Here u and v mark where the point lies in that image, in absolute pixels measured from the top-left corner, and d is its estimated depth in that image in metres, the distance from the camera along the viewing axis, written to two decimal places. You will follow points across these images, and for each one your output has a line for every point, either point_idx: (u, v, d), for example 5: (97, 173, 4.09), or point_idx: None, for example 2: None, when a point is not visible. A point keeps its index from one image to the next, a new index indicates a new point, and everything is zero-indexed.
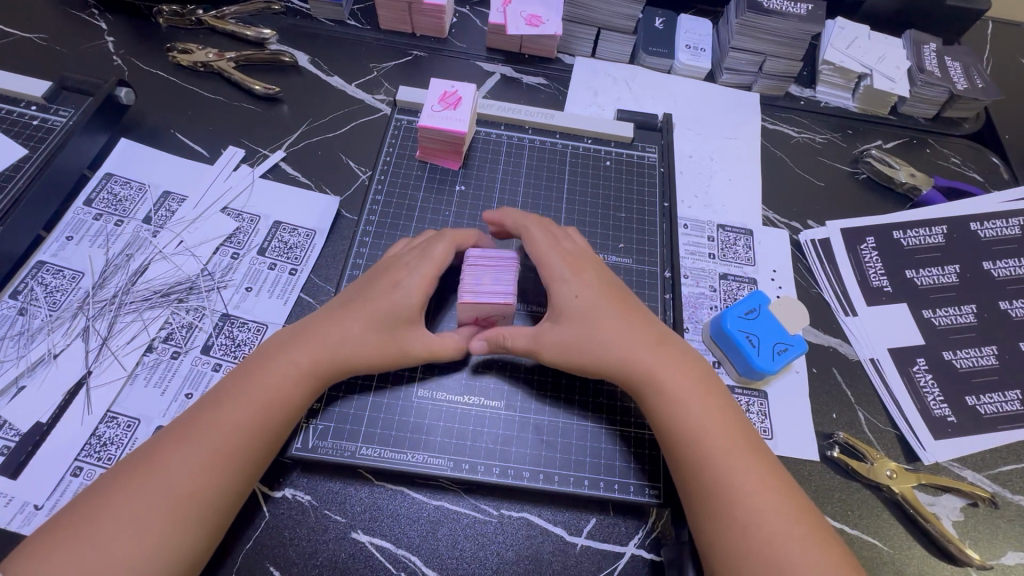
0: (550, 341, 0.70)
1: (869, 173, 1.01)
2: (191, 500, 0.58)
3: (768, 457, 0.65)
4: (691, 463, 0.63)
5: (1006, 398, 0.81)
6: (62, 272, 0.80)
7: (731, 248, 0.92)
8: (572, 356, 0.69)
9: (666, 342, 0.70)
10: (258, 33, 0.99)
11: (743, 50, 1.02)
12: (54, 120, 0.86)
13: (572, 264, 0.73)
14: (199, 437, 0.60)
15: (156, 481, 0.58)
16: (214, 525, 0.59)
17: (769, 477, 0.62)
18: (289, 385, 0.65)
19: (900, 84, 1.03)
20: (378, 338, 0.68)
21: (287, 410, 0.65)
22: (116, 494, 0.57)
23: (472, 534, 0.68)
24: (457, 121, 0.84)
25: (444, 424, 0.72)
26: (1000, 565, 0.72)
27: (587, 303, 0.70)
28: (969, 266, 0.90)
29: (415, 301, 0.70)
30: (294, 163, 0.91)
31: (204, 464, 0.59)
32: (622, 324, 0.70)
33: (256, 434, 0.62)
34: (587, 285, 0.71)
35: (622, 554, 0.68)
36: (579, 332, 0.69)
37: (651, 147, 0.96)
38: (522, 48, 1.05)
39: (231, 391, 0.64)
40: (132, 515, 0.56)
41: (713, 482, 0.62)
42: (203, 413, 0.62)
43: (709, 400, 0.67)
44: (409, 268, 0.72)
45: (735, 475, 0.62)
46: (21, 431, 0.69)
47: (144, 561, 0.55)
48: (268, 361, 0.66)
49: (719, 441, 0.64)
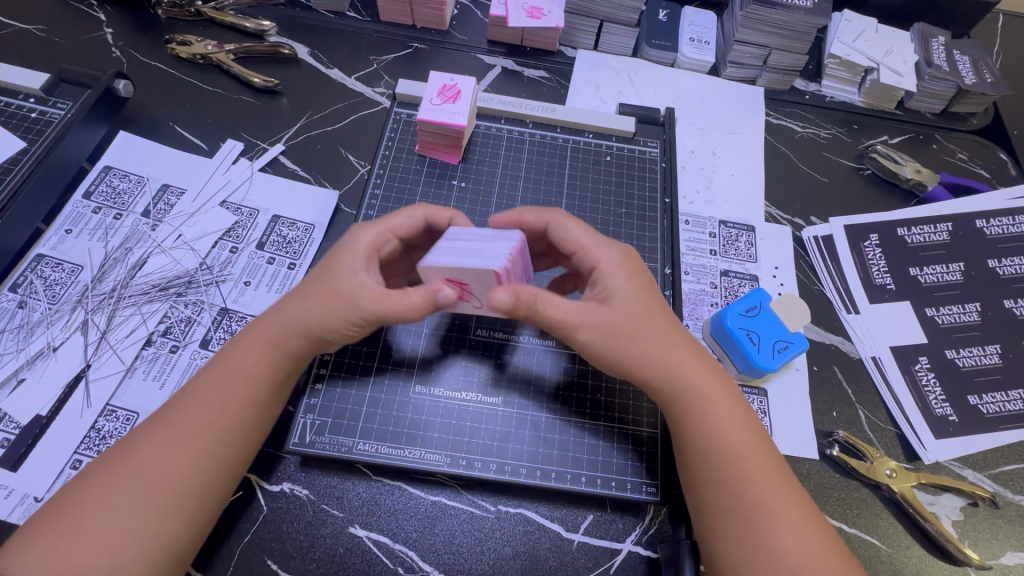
0: (586, 319, 0.64)
1: (874, 169, 0.99)
2: (160, 490, 0.57)
3: (792, 479, 0.63)
4: (715, 485, 0.62)
5: (1009, 397, 0.81)
6: (61, 265, 0.80)
7: (733, 245, 0.91)
8: (609, 360, 0.66)
9: (696, 350, 0.68)
10: (258, 24, 0.99)
11: (747, 43, 1.01)
12: (52, 113, 0.85)
13: (596, 242, 0.70)
14: (168, 426, 0.60)
15: (132, 469, 0.58)
16: (195, 517, 0.59)
17: (795, 501, 0.61)
18: (252, 369, 0.64)
19: (907, 78, 1.01)
20: (315, 298, 0.64)
21: (253, 396, 0.63)
22: (97, 483, 0.57)
23: (469, 529, 0.68)
24: (456, 114, 0.83)
25: (441, 420, 0.72)
26: (998, 566, 0.72)
27: (625, 305, 0.66)
28: (974, 265, 0.89)
29: (359, 252, 0.65)
30: (293, 156, 0.90)
31: (179, 453, 0.59)
32: (661, 331, 0.67)
33: (233, 423, 0.62)
34: (629, 281, 0.68)
35: (620, 551, 0.68)
36: (614, 332, 0.65)
37: (653, 142, 0.95)
38: (524, 40, 1.04)
39: (204, 379, 0.63)
40: (112, 505, 0.56)
41: (746, 505, 0.60)
42: (176, 404, 0.62)
43: (741, 419, 0.65)
44: (356, 227, 0.68)
45: (768, 498, 0.60)
46: (21, 424, 0.69)
47: (118, 551, 0.55)
48: (235, 347, 0.65)
49: (751, 461, 0.62)
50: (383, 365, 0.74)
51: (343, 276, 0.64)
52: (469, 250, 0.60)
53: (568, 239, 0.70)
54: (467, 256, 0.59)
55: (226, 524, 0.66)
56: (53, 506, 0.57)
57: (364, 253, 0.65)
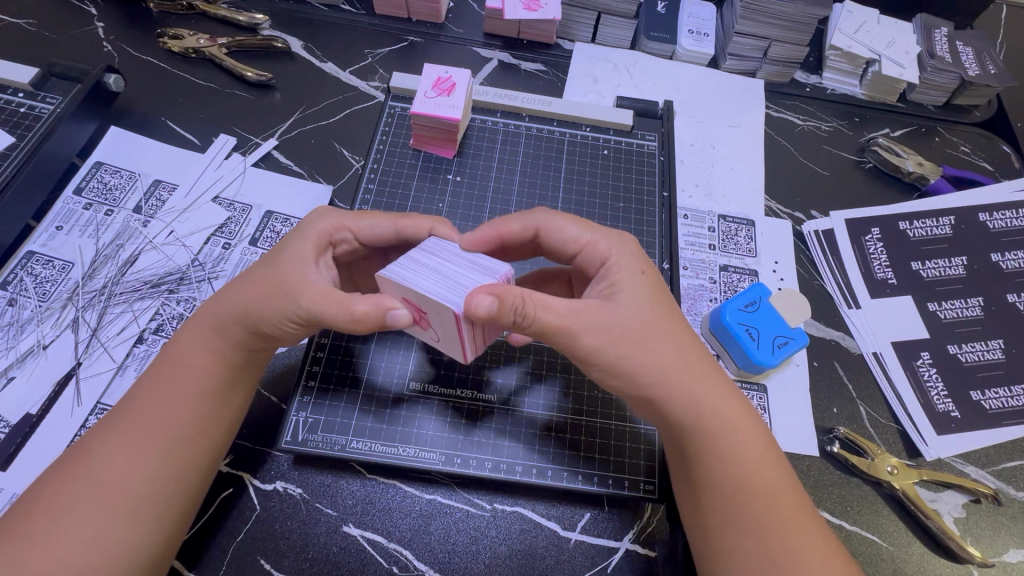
0: (590, 322, 0.61)
1: (875, 162, 0.98)
2: (119, 491, 0.57)
3: (809, 506, 0.61)
4: (734, 518, 0.60)
5: (1012, 393, 0.79)
6: (51, 263, 0.79)
7: (732, 239, 0.90)
8: (621, 374, 0.62)
9: (711, 365, 0.65)
10: (250, 18, 0.97)
11: (747, 35, 1.00)
12: (41, 108, 0.84)
13: (595, 239, 0.68)
14: (125, 428, 0.60)
15: (87, 473, 0.57)
16: (156, 521, 0.57)
17: (812, 526, 0.59)
18: (206, 365, 0.63)
19: (909, 70, 1.00)
20: (256, 284, 0.62)
21: (207, 393, 0.62)
22: (53, 489, 0.56)
23: (465, 528, 0.67)
24: (450, 108, 0.82)
25: (436, 419, 0.71)
26: (1001, 564, 0.70)
27: (638, 315, 0.63)
28: (977, 259, 0.88)
29: (309, 242, 0.65)
30: (287, 151, 0.89)
31: (136, 455, 0.58)
32: (677, 355, 0.63)
33: (189, 422, 0.61)
34: (641, 297, 0.64)
35: (617, 550, 0.67)
36: (625, 340, 0.61)
37: (651, 135, 0.94)
38: (520, 33, 1.03)
39: (158, 381, 0.63)
40: (69, 509, 0.55)
41: (765, 544, 0.58)
42: (132, 404, 0.61)
43: (758, 449, 0.62)
44: (318, 217, 0.68)
45: (787, 537, 0.58)
46: (10, 423, 0.68)
47: (81, 555, 0.54)
48: (184, 345, 0.65)
49: (771, 497, 0.60)
50: (379, 368, 0.73)
51: (289, 268, 0.62)
52: (439, 278, 0.57)
53: (569, 237, 0.69)
54: (435, 284, 0.56)
55: (215, 524, 0.65)
56: (28, 506, 0.56)
57: (314, 244, 0.65)
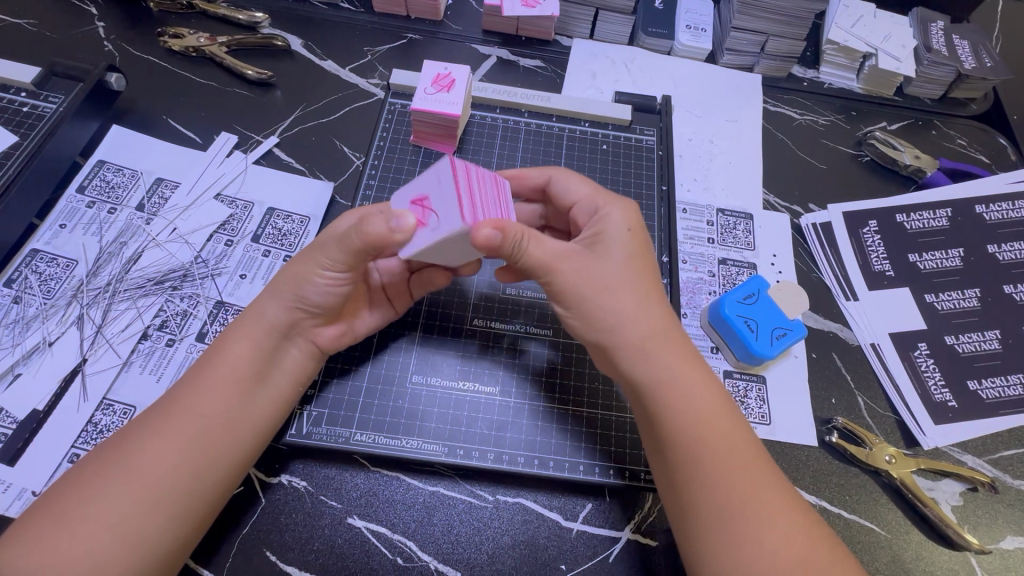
0: (571, 263, 0.63)
1: (873, 155, 0.99)
2: (144, 484, 0.57)
3: (766, 457, 0.62)
4: (695, 478, 0.59)
5: (1008, 382, 0.80)
6: (56, 260, 0.80)
7: (731, 233, 0.91)
8: (585, 317, 0.64)
9: (672, 326, 0.65)
10: (250, 16, 0.98)
11: (744, 30, 1.00)
12: (45, 107, 0.85)
13: (594, 196, 0.71)
14: (155, 420, 0.60)
15: (119, 463, 0.57)
16: (177, 515, 0.57)
17: (778, 487, 0.60)
18: (241, 366, 0.63)
19: (906, 64, 1.01)
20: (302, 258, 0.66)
21: (237, 395, 0.62)
22: (85, 476, 0.57)
23: (468, 519, 0.68)
24: (449, 104, 0.82)
25: (438, 410, 0.72)
26: (998, 551, 0.71)
27: (610, 269, 0.64)
28: (973, 250, 0.89)
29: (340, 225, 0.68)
30: (288, 148, 0.90)
31: (162, 449, 0.58)
32: (636, 309, 0.64)
33: (219, 427, 0.61)
34: (613, 256, 0.65)
35: (618, 540, 0.68)
36: (596, 286, 0.63)
37: (649, 130, 0.94)
38: (518, 30, 1.03)
39: (192, 380, 0.63)
40: (97, 497, 0.56)
41: (716, 495, 0.58)
42: (169, 397, 0.62)
43: (716, 404, 0.62)
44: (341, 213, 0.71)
45: (736, 485, 0.58)
46: (18, 419, 0.69)
47: (102, 543, 0.54)
48: (224, 344, 0.65)
49: (725, 450, 0.60)
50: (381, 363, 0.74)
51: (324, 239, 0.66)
52: None
53: (574, 191, 0.72)
54: None
55: (231, 524, 0.65)
56: (51, 497, 0.57)
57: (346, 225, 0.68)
